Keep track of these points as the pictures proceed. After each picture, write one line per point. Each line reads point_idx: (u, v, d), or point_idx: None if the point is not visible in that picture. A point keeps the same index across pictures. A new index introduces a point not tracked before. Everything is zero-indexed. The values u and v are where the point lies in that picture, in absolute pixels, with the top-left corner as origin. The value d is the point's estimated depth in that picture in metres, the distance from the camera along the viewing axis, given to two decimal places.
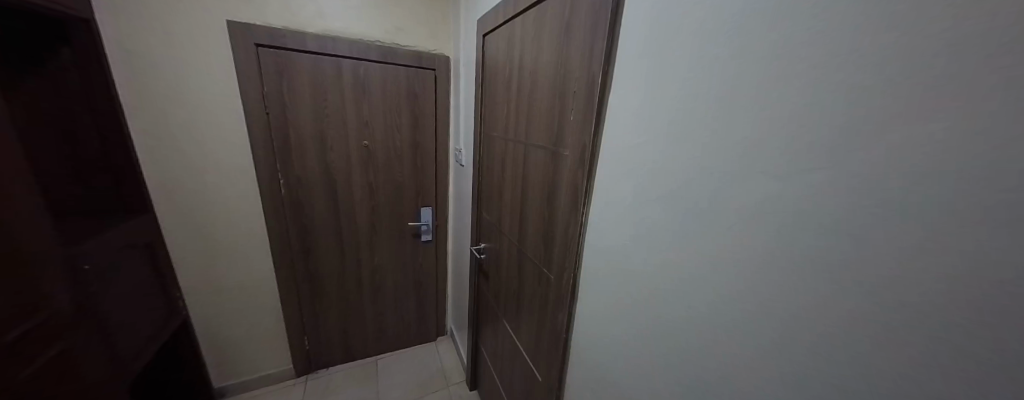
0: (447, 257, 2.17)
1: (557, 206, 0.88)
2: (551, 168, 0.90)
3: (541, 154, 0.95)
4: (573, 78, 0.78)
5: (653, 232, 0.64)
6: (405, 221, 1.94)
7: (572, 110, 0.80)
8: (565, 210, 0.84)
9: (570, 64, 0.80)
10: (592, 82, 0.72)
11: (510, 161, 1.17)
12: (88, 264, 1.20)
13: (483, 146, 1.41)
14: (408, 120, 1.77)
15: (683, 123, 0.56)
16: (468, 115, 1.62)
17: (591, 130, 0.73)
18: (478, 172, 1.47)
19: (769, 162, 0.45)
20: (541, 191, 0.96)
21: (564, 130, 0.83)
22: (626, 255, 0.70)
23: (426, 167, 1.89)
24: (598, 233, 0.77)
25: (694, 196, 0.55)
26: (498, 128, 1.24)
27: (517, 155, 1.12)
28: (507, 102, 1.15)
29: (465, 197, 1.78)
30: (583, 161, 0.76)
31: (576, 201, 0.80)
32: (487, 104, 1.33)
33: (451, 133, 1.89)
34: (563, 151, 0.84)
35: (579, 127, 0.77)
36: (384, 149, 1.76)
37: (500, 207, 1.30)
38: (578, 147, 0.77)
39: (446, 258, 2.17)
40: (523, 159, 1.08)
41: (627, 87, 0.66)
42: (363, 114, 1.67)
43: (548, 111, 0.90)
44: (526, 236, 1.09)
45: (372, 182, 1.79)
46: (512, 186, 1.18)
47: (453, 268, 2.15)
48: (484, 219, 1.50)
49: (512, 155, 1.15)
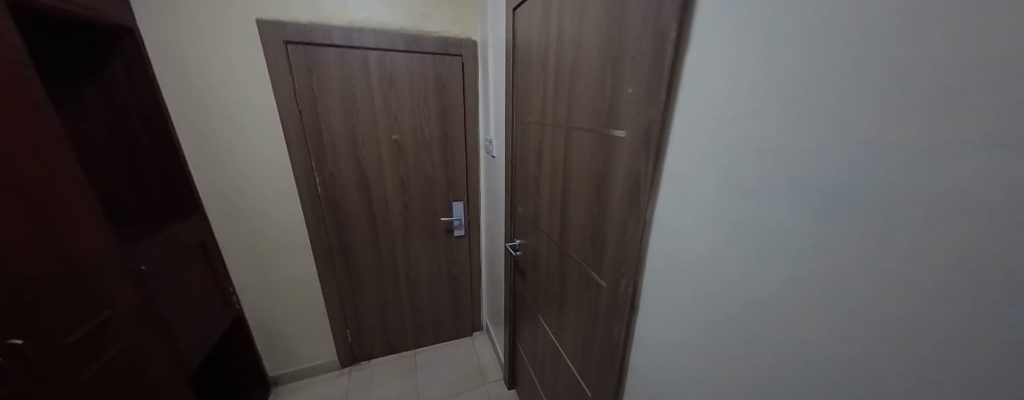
0: (480, 253, 2.09)
1: (611, 198, 0.73)
2: (602, 153, 0.76)
3: (590, 136, 0.80)
4: (631, 40, 0.62)
5: (741, 237, 0.49)
6: (437, 217, 1.88)
7: (631, 81, 0.63)
8: (622, 204, 0.69)
9: (626, 24, 0.63)
10: (656, 40, 0.55)
11: (549, 149, 1.03)
12: (145, 265, 1.21)
13: (516, 134, 1.28)
14: (437, 112, 1.68)
15: (791, 89, 0.40)
16: (499, 101, 1.49)
17: (661, 103, 0.56)
18: (512, 163, 1.35)
19: (956, 143, 0.29)
20: (590, 182, 0.82)
21: (620, 106, 0.67)
22: (704, 264, 0.55)
23: (456, 160, 1.80)
24: (664, 235, 0.61)
25: (807, 194, 0.40)
26: (535, 114, 1.11)
27: (558, 142, 0.97)
28: (545, 83, 1.01)
29: (498, 190, 1.67)
30: (648, 144, 0.60)
31: (635, 193, 0.64)
32: (520, 89, 1.20)
33: (481, 122, 1.77)
34: (617, 133, 0.69)
35: (640, 100, 0.61)
36: (414, 142, 1.69)
37: (538, 200, 1.17)
38: (641, 126, 0.61)
39: (479, 253, 2.09)
40: (564, 146, 0.94)
41: (709, 43, 0.49)
42: (391, 107, 1.60)
43: (597, 86, 0.75)
44: (570, 232, 0.96)
45: (403, 177, 1.73)
46: (552, 178, 1.04)
47: (487, 264, 2.06)
48: (520, 212, 1.37)
49: (552, 143, 1.01)
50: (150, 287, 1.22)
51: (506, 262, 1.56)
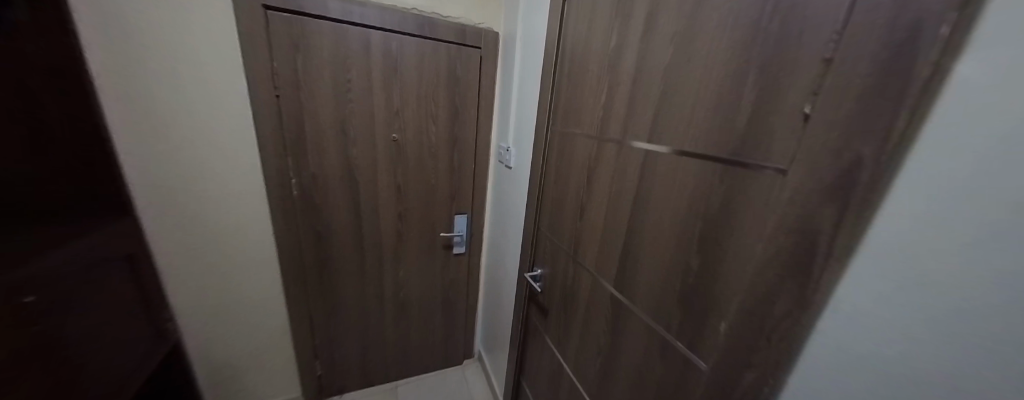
0: (479, 273, 1.83)
1: (744, 256, 0.52)
2: (728, 190, 0.54)
3: (699, 164, 0.58)
4: (819, 42, 0.42)
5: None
6: (436, 231, 1.61)
7: (816, 94, 0.42)
8: (769, 269, 0.48)
9: (813, 9, 0.43)
10: (906, 32, 0.34)
11: (609, 171, 0.81)
12: (31, 296, 0.75)
13: (553, 146, 1.06)
14: (447, 111, 1.43)
15: None
16: (524, 105, 1.27)
17: (891, 142, 0.36)
18: (543, 179, 1.13)
19: None
20: (691, 224, 0.60)
21: (782, 127, 0.46)
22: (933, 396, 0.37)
23: (463, 167, 1.54)
24: (847, 337, 0.42)
25: None
26: (588, 123, 0.88)
27: (627, 164, 0.75)
28: (612, 87, 0.79)
29: (512, 207, 1.44)
30: (843, 198, 0.40)
31: (807, 261, 0.43)
32: (565, 92, 0.98)
33: (494, 127, 1.53)
34: (762, 170, 0.49)
35: (843, 124, 0.40)
36: (416, 143, 1.42)
37: (581, 230, 0.94)
38: (838, 163, 0.40)
39: (478, 274, 1.83)
40: (639, 170, 0.72)
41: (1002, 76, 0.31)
42: (392, 100, 1.33)
43: (725, 97, 0.53)
44: (637, 282, 0.74)
45: (399, 183, 1.46)
46: (610, 207, 0.81)
47: (486, 286, 1.81)
48: (548, 238, 1.14)
49: (616, 164, 0.78)
50: (42, 328, 0.77)
51: (521, 292, 1.33)
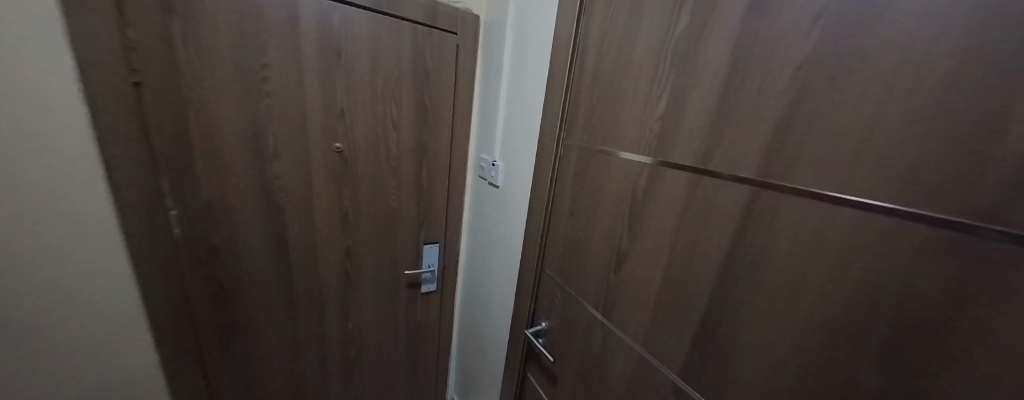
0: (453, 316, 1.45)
1: None
2: (989, 304, 0.30)
3: (912, 242, 0.33)
4: None
5: None
6: (398, 269, 1.23)
7: None
8: None
9: None
10: None
11: (680, 217, 0.55)
12: None
13: (572, 169, 0.78)
14: (413, 114, 1.07)
15: None
16: (519, 110, 0.97)
17: None
18: (555, 211, 0.85)
19: None
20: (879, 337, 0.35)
21: None
22: None
23: (434, 186, 1.19)
24: None
25: None
26: (636, 143, 0.62)
27: (726, 214, 0.49)
28: (681, 94, 0.54)
29: (501, 238, 1.13)
30: None
31: None
32: (591, 98, 0.71)
33: (473, 136, 1.21)
34: None
35: None
36: (369, 156, 1.04)
37: (623, 291, 0.67)
38: None
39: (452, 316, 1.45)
40: (753, 229, 0.46)
41: None
42: (333, 97, 0.94)
43: (984, 124, 0.29)
44: (738, 389, 0.49)
45: (345, 210, 1.06)
46: (680, 270, 0.55)
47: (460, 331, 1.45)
48: (562, 289, 0.85)
49: (696, 209, 0.52)
50: None
51: (517, 350, 1.04)
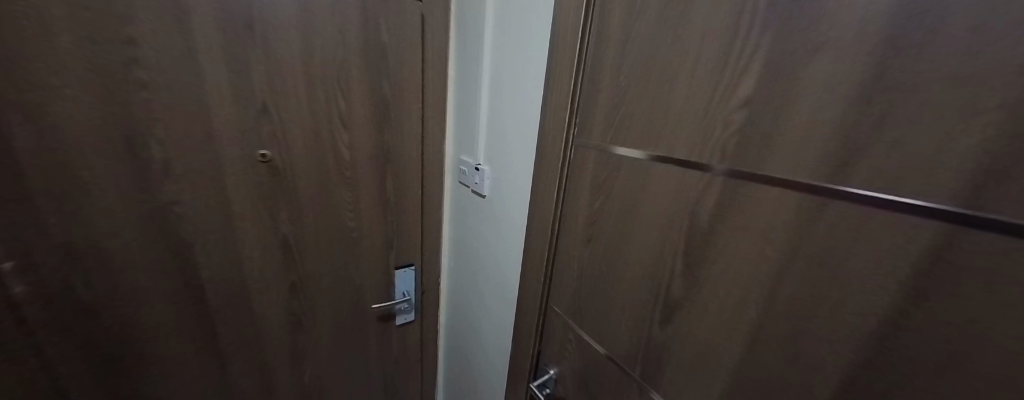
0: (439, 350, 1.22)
1: None
2: None
3: None
4: None
5: None
6: (365, 305, 0.97)
7: None
8: None
9: None
10: None
11: (785, 267, 0.35)
12: None
13: (590, 180, 0.57)
14: (370, 107, 0.80)
15: None
16: (512, 98, 0.73)
17: None
18: (569, 235, 0.63)
19: None
20: None
21: None
22: None
23: (405, 198, 0.94)
24: None
25: None
26: (700, 147, 0.41)
27: (886, 276, 0.28)
28: (790, 68, 0.32)
29: (494, 261, 0.90)
30: None
31: None
32: (621, 80, 0.49)
33: (450, 133, 0.96)
34: None
35: None
36: (310, 165, 0.77)
37: (680, 358, 0.47)
38: None
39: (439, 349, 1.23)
40: (942, 311, 0.26)
41: None
42: (248, 86, 0.66)
43: None
44: None
45: (286, 239, 0.79)
46: (787, 352, 0.35)
47: (447, 367, 1.22)
48: (581, 337, 0.64)
49: (824, 259, 0.32)
50: None
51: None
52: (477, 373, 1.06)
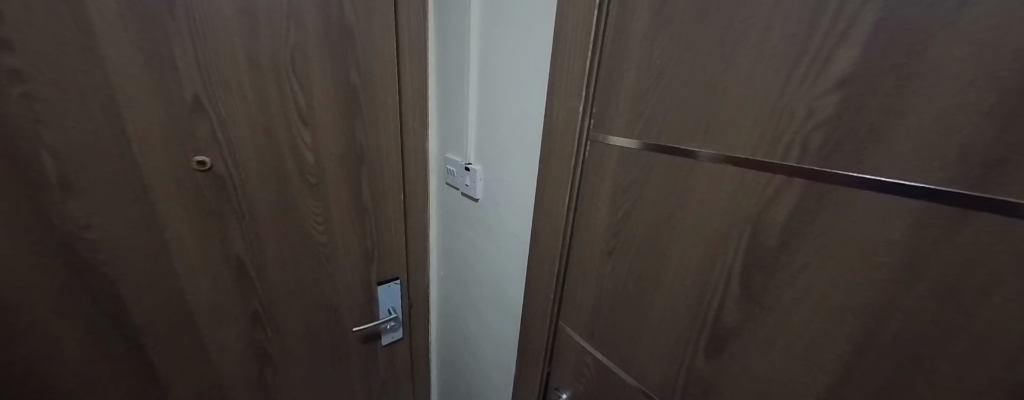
0: (431, 366, 1.12)
1: None
2: None
3: None
4: None
5: None
6: (344, 330, 0.85)
7: None
8: None
9: None
10: None
11: (892, 292, 0.28)
12: None
13: (616, 182, 0.49)
14: (337, 99, 0.66)
15: None
16: (509, 88, 0.63)
17: None
18: (587, 245, 0.55)
19: None
20: None
21: None
22: None
23: (386, 205, 0.81)
24: None
25: None
26: (773, 144, 0.34)
27: None
28: (914, 38, 0.25)
29: (492, 272, 0.80)
30: None
31: None
32: (659, 62, 0.41)
33: (433, 128, 0.83)
34: None
35: None
36: (264, 173, 0.62)
37: (737, 392, 0.40)
38: None
39: (431, 365, 1.12)
40: None
41: None
42: (171, 73, 0.51)
43: None
44: None
45: (241, 262, 0.64)
46: (897, 393, 0.29)
47: (442, 384, 1.12)
48: (603, 362, 0.56)
49: (954, 284, 0.25)
50: None
51: None
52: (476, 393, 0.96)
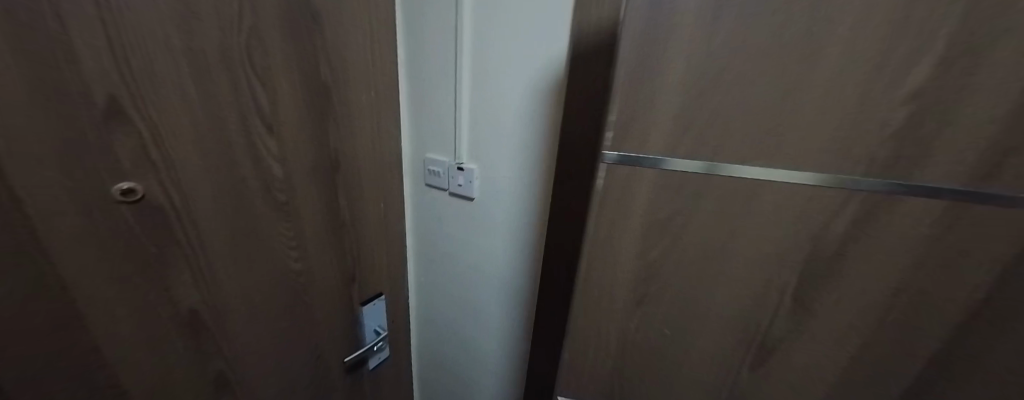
0: (412, 367, 1.08)
1: None
2: None
3: None
4: None
5: None
6: (330, 363, 0.74)
7: None
8: None
9: None
10: None
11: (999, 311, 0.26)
12: None
13: (650, 211, 0.34)
14: (308, 98, 0.53)
15: None
16: (516, 84, 0.60)
17: None
18: (601, 298, 0.39)
19: None
20: None
21: None
22: None
23: (364, 218, 0.70)
24: None
25: None
26: (919, 157, 0.24)
27: None
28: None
29: (490, 270, 0.80)
30: None
31: None
32: (727, 35, 0.27)
33: (407, 123, 0.76)
34: None
35: None
36: (221, 196, 0.47)
37: None
38: None
39: (412, 368, 1.08)
40: None
41: None
42: (72, 69, 0.33)
43: None
44: None
45: (197, 315, 0.49)
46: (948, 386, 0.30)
47: (428, 387, 1.09)
48: None
49: None
50: None
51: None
52: (480, 392, 0.96)
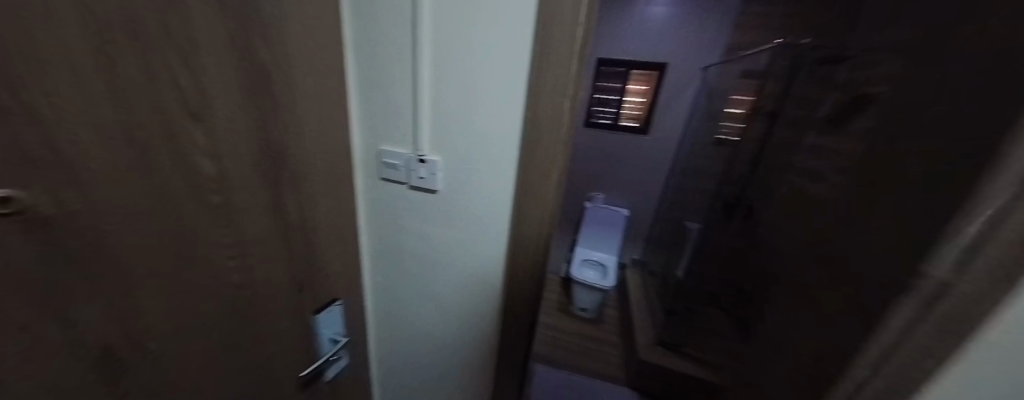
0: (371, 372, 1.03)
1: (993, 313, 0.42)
2: None
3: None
4: None
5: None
6: (283, 380, 0.66)
7: None
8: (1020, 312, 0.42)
9: None
10: None
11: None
12: None
13: None
14: (242, 83, 0.45)
15: None
16: (479, 73, 0.59)
17: None
18: None
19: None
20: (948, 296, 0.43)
21: None
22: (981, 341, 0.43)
23: (314, 218, 0.64)
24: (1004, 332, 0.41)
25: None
26: None
27: None
28: None
29: (454, 263, 0.79)
30: None
31: None
32: None
33: (356, 111, 0.70)
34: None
35: None
36: (137, 200, 0.38)
37: None
38: None
39: (371, 372, 1.02)
40: None
41: None
42: None
43: None
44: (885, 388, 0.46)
45: (114, 351, 0.40)
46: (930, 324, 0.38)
47: (389, 388, 1.04)
48: None
49: None
50: None
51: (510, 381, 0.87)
52: (447, 384, 0.96)
